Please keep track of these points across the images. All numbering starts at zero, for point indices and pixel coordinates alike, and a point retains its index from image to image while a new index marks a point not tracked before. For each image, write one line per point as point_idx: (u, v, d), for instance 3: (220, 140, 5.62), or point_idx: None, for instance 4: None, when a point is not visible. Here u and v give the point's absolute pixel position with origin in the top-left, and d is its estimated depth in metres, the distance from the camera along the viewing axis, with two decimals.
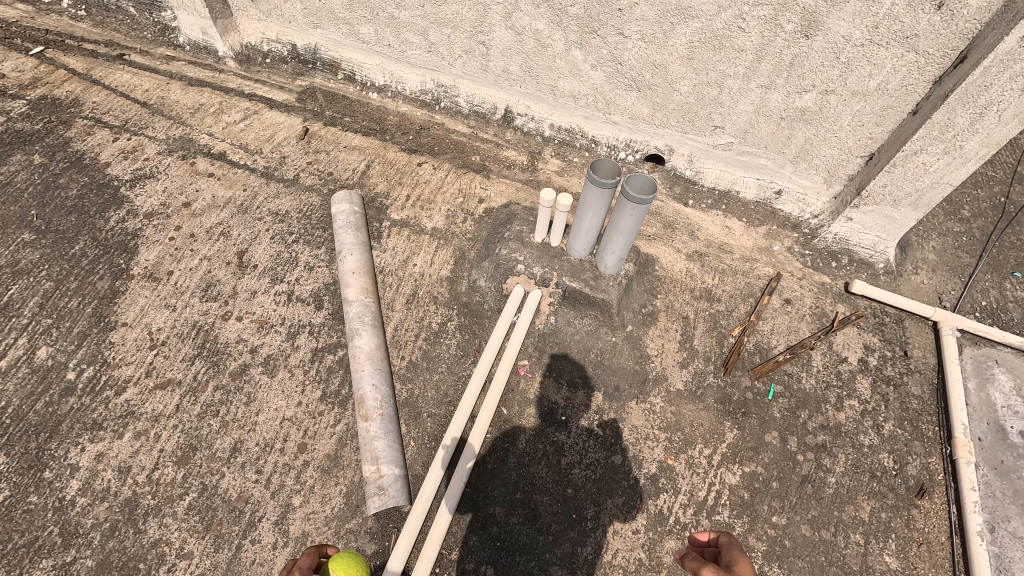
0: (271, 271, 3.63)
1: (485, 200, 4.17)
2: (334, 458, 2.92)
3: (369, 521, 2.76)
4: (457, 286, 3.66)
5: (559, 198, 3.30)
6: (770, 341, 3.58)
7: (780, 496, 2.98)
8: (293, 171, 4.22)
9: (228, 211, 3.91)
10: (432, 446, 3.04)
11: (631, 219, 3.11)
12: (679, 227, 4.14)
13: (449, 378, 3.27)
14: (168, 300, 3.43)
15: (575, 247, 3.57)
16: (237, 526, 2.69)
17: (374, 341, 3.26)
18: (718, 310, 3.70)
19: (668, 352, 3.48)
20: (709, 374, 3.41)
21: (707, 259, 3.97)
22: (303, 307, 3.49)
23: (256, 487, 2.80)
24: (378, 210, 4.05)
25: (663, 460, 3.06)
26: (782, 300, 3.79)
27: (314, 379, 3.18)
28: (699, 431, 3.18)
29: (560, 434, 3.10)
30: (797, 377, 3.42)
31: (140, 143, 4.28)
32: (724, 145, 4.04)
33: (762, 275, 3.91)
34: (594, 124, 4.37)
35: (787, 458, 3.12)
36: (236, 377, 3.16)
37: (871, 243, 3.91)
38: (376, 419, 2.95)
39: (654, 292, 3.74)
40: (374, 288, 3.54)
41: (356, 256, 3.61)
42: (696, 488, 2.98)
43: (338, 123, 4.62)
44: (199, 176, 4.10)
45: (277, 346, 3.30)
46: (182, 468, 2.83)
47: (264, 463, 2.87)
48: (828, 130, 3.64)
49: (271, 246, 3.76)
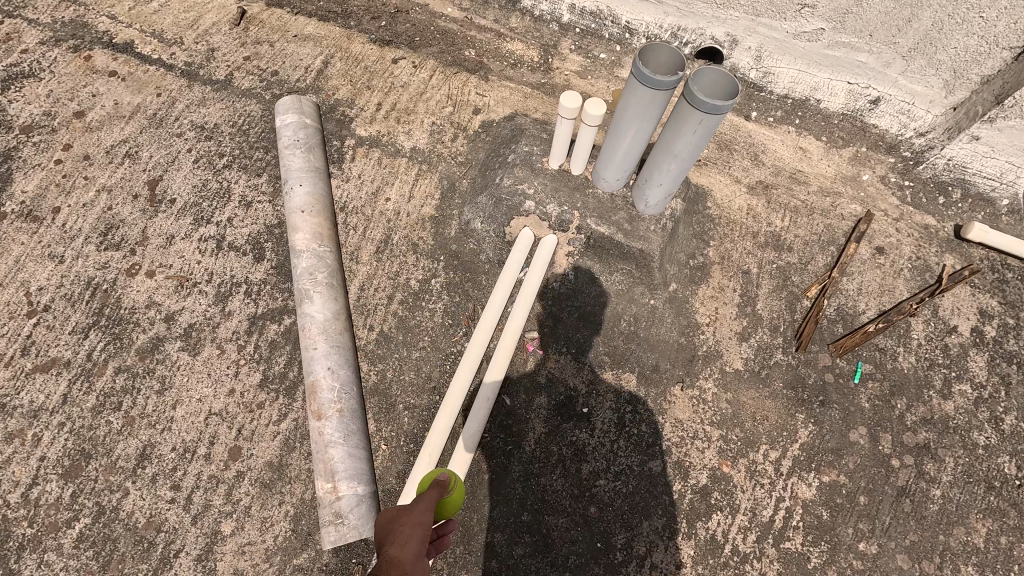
0: (193, 208, 2.70)
1: (482, 110, 3.13)
2: (278, 468, 2.18)
3: (325, 555, 2.07)
4: (444, 230, 2.75)
5: (587, 105, 2.29)
6: (857, 305, 2.71)
7: (870, 516, 2.27)
8: (224, 69, 3.13)
9: (135, 124, 2.90)
10: (411, 449, 2.29)
11: (694, 138, 2.11)
12: (739, 148, 3.13)
13: (432, 357, 2.45)
14: (52, 249, 2.54)
15: (605, 178, 2.60)
16: (146, 564, 2.00)
17: (331, 308, 2.42)
18: (790, 262, 2.80)
19: (724, 319, 2.63)
20: (777, 350, 2.58)
21: (775, 193, 3.00)
22: (236, 258, 2.59)
23: (172, 510, 2.09)
24: (339, 123, 3.03)
25: (716, 467, 2.32)
26: (872, 249, 2.87)
27: (251, 358, 2.38)
28: (762, 427, 2.41)
29: (580, 432, 2.34)
30: (892, 355, 2.60)
31: (17, 28, 3.16)
32: (810, 35, 2.93)
33: (847, 215, 2.96)
34: (630, 5, 3.22)
35: (878, 463, 2.37)
36: (146, 356, 2.35)
37: (997, 172, 2.92)
38: (332, 418, 2.18)
39: (706, 238, 2.82)
40: (332, 232, 2.64)
41: (307, 189, 2.67)
42: (759, 506, 2.26)
43: (285, 3, 3.44)
44: (96, 75, 3.04)
45: (202, 313, 2.45)
46: (70, 483, 2.09)
47: (183, 476, 2.14)
48: (972, 7, 2.53)
49: (193, 173, 2.79)
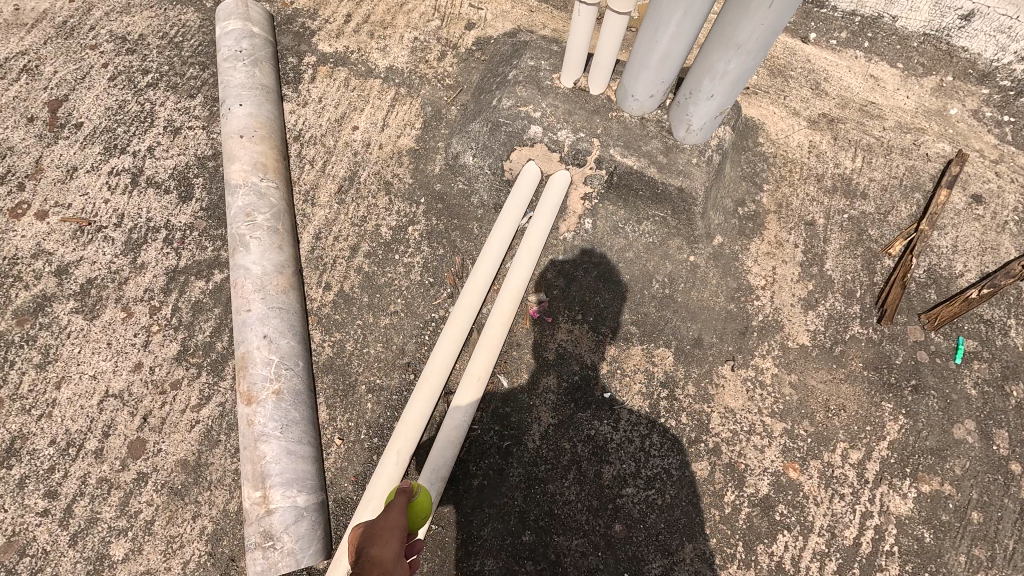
0: (105, 135, 2.11)
1: (477, 24, 2.52)
2: (194, 469, 1.61)
3: None
4: (426, 166, 2.16)
5: None
6: (954, 265, 2.12)
7: (986, 539, 1.70)
8: None
9: (39, 33, 2.30)
10: (376, 445, 1.72)
11: (769, 15, 1.52)
12: (795, 74, 2.52)
13: (407, 325, 1.88)
14: None
15: (633, 96, 1.99)
16: None
17: (274, 258, 1.84)
18: (865, 211, 2.20)
19: (784, 281, 2.04)
20: (853, 321, 1.99)
21: (842, 128, 2.39)
22: (157, 196, 2.01)
23: (44, 526, 1.53)
24: (297, 37, 2.42)
25: (780, 472, 1.75)
26: (967, 198, 2.27)
27: (167, 324, 1.80)
28: (838, 419, 1.84)
29: (600, 424, 1.76)
30: (1001, 328, 2.01)
31: None
32: None
33: (934, 156, 2.36)
34: None
35: (993, 469, 1.79)
36: (27, 320, 1.78)
37: None
38: (266, 402, 1.61)
39: (759, 180, 2.22)
40: (281, 165, 2.05)
41: (249, 109, 2.08)
42: (839, 524, 1.69)
43: None
44: None
45: (106, 266, 1.88)
46: None
47: (63, 479, 1.58)
48: None
49: (108, 93, 2.20)
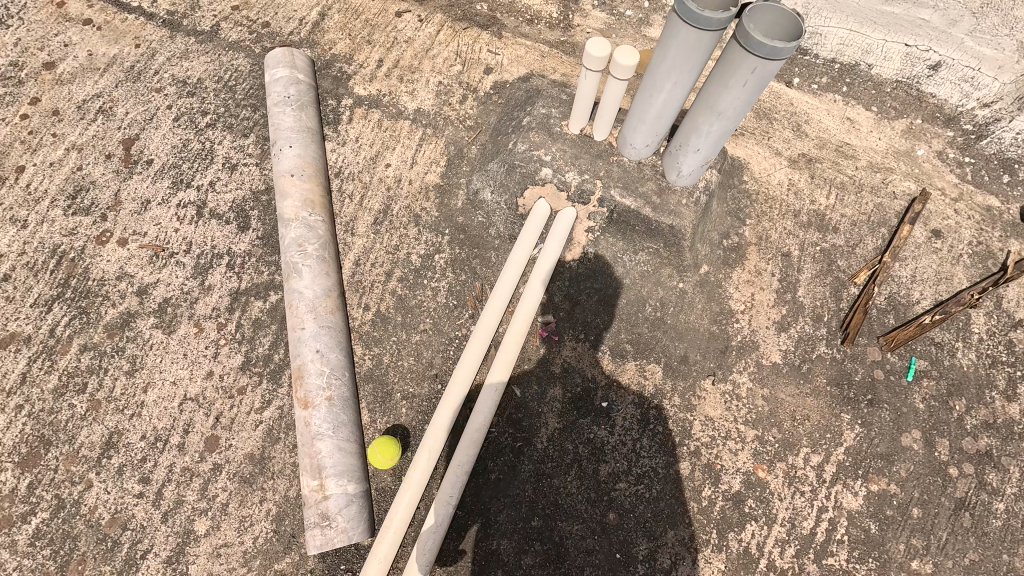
0: (172, 171, 2.43)
1: (494, 69, 2.82)
2: (259, 461, 1.94)
3: (310, 560, 1.84)
4: (450, 201, 2.47)
5: (618, 53, 1.97)
6: (911, 294, 2.42)
7: (923, 531, 2.01)
8: (210, 19, 2.83)
9: (111, 77, 2.62)
10: (409, 444, 2.04)
11: (743, 92, 1.81)
12: (779, 117, 2.81)
13: (434, 341, 2.19)
14: (15, 212, 2.29)
15: (631, 143, 2.29)
16: (110, 566, 1.78)
17: (322, 283, 2.16)
18: (835, 244, 2.50)
19: (760, 306, 2.34)
20: (819, 342, 2.30)
21: (819, 167, 2.69)
22: (219, 226, 2.33)
23: (140, 506, 1.86)
24: (335, 80, 2.73)
25: (750, 472, 2.06)
26: (928, 232, 2.56)
27: (232, 338, 2.12)
28: (803, 427, 2.15)
29: (598, 429, 2.08)
30: (949, 350, 2.31)
31: None
32: None
33: (900, 194, 2.65)
34: None
35: (933, 472, 2.10)
36: (115, 333, 2.10)
37: None
38: (320, 407, 1.93)
39: (742, 215, 2.53)
40: (325, 200, 2.36)
41: (297, 151, 2.39)
42: (799, 516, 2.00)
43: None
44: (68, 23, 2.75)
45: (179, 287, 2.20)
46: (28, 473, 1.88)
47: (153, 468, 1.91)
48: None
49: (173, 132, 2.51)
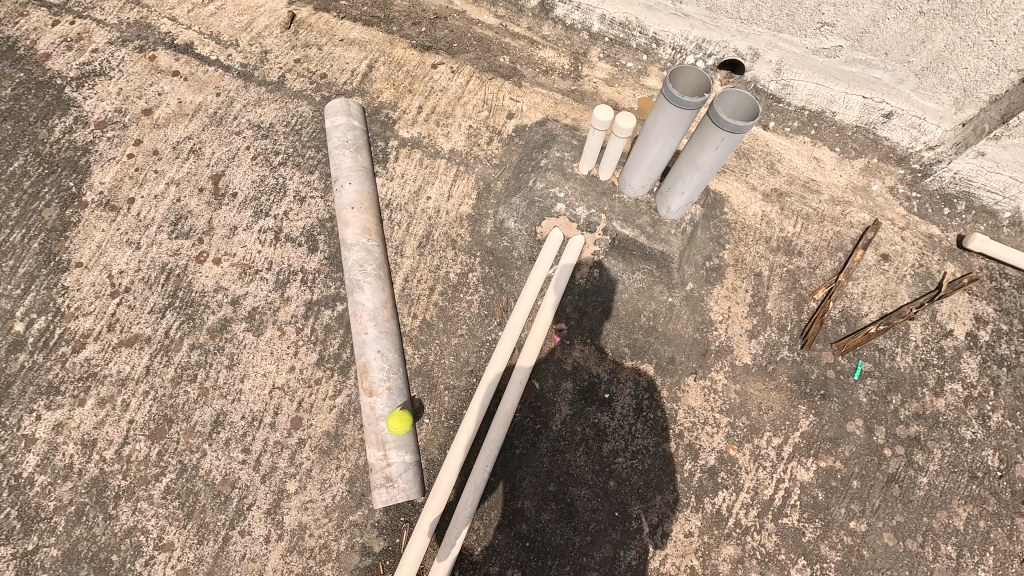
0: (253, 202, 2.96)
1: (516, 115, 3.35)
2: (334, 437, 2.46)
3: (377, 513, 2.36)
4: (480, 228, 2.99)
5: (618, 118, 2.51)
6: (861, 308, 2.93)
7: (860, 498, 2.52)
8: (277, 71, 3.36)
9: (198, 122, 3.15)
10: (450, 425, 2.56)
11: (716, 153, 2.34)
12: (756, 156, 3.33)
13: (469, 343, 2.72)
14: (129, 236, 2.82)
15: (630, 184, 2.81)
16: (223, 515, 2.31)
17: (380, 296, 2.68)
18: (800, 266, 3.02)
19: (735, 317, 2.86)
20: (783, 347, 2.81)
21: (788, 200, 3.20)
22: (293, 248, 2.86)
23: (243, 470, 2.39)
24: (383, 124, 3.26)
25: (723, 450, 2.57)
26: (878, 256, 3.07)
27: (308, 340, 2.65)
28: (767, 415, 2.66)
29: (602, 415, 2.60)
30: (890, 354, 2.82)
31: (87, 28, 3.41)
32: (828, 51, 3.10)
33: (856, 223, 3.16)
34: (658, 17, 3.40)
35: (871, 452, 2.61)
36: (216, 335, 2.63)
37: (1001, 186, 3.08)
38: (382, 395, 2.45)
39: (722, 241, 3.04)
40: (379, 227, 2.88)
41: (356, 186, 2.91)
42: (762, 485, 2.51)
43: (332, 9, 3.66)
44: (160, 75, 3.29)
45: (264, 298, 2.73)
46: (156, 444, 2.40)
47: (252, 441, 2.44)
48: (983, 31, 2.69)
49: (252, 169, 3.04)
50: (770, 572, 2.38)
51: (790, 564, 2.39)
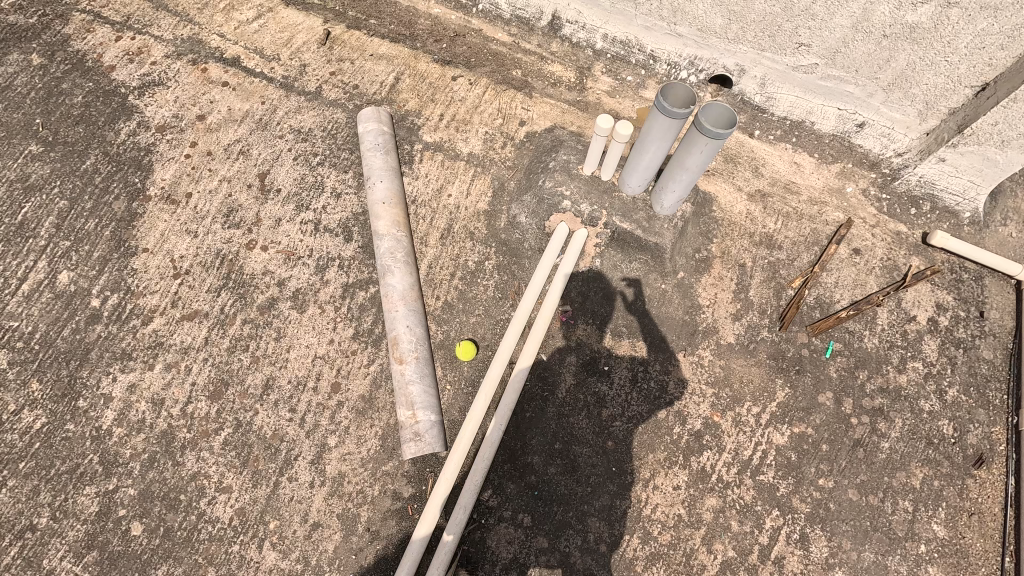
0: (295, 197, 3.35)
1: (527, 122, 3.74)
2: (369, 399, 2.83)
3: (406, 464, 2.72)
4: (495, 221, 3.37)
5: (618, 126, 2.89)
6: (833, 295, 3.29)
7: (829, 459, 2.87)
8: (314, 82, 3.78)
9: (246, 127, 3.56)
10: (469, 391, 2.92)
11: (700, 156, 2.72)
12: (742, 161, 3.71)
13: (486, 322, 3.09)
14: (188, 226, 3.22)
15: (628, 184, 3.19)
16: (274, 463, 2.67)
17: (408, 279, 3.05)
18: (780, 258, 3.39)
19: (721, 302, 3.22)
20: (763, 329, 3.17)
21: (770, 200, 3.57)
22: (331, 238, 3.24)
23: (290, 426, 2.75)
24: (409, 130, 3.66)
25: (708, 417, 2.93)
26: (850, 250, 3.44)
27: (345, 317, 3.02)
28: (748, 387, 3.01)
29: (602, 384, 2.96)
30: (859, 336, 3.18)
31: (146, 43, 3.83)
32: (806, 67, 3.48)
33: (831, 221, 3.53)
34: (655, 36, 3.79)
35: (839, 420, 2.96)
36: (265, 311, 3.01)
37: (960, 189, 3.46)
38: (411, 363, 2.82)
39: (710, 235, 3.41)
40: (406, 220, 3.26)
41: (386, 184, 3.30)
42: (741, 447, 2.87)
43: (362, 27, 4.08)
44: (212, 85, 3.70)
45: (306, 280, 3.11)
46: (215, 403, 2.78)
47: (297, 402, 2.81)
48: (938, 53, 3.06)
49: (293, 168, 3.44)
50: (747, 520, 2.73)
51: (765, 514, 2.74)
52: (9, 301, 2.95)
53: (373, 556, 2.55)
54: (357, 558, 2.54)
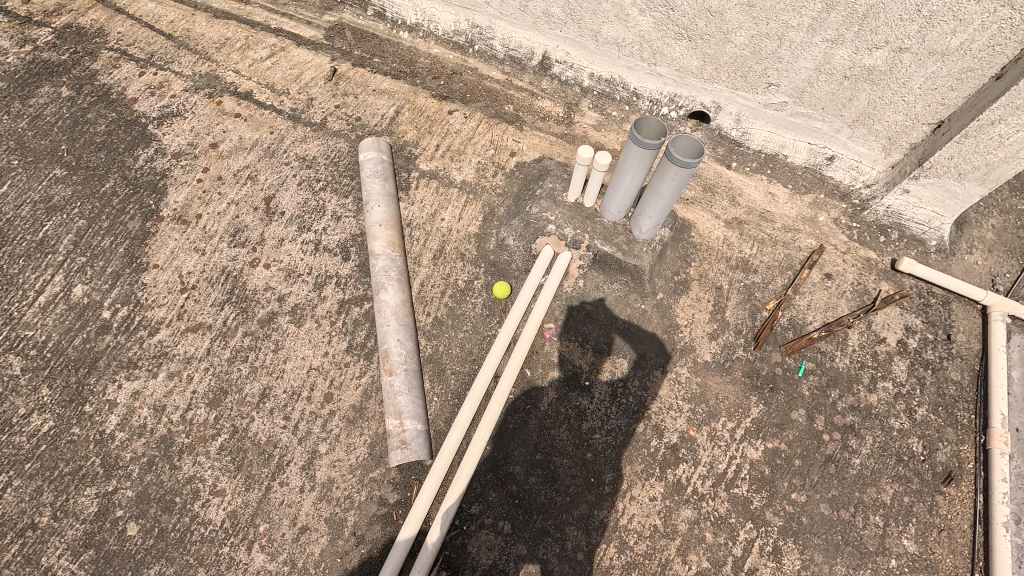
0: (298, 219, 3.58)
1: (517, 153, 4.00)
2: (359, 409, 2.97)
3: (392, 472, 2.84)
4: (485, 243, 3.58)
5: (597, 156, 3.11)
6: (806, 317, 3.45)
7: (801, 474, 2.97)
8: (320, 114, 4.07)
9: (255, 154, 3.83)
10: (455, 403, 3.07)
11: (672, 184, 2.94)
12: (720, 191, 3.93)
13: (473, 337, 3.25)
14: (196, 244, 3.44)
15: (610, 209, 3.41)
16: (267, 468, 2.80)
17: (400, 296, 3.23)
18: (755, 281, 3.56)
19: (699, 322, 3.39)
20: (738, 348, 3.32)
21: (746, 227, 3.78)
22: (330, 257, 3.45)
23: (284, 433, 2.89)
24: (407, 159, 3.91)
25: (685, 431, 3.05)
26: (822, 275, 3.62)
27: (340, 331, 3.20)
28: (723, 404, 3.14)
29: (582, 399, 3.10)
30: (830, 356, 3.32)
31: (167, 78, 4.16)
32: (777, 105, 3.74)
33: (803, 247, 3.72)
34: (637, 76, 4.09)
35: (812, 437, 3.08)
36: (265, 324, 3.19)
37: (926, 219, 3.66)
38: (400, 374, 2.97)
39: (688, 259, 3.60)
40: (401, 241, 3.47)
41: (383, 208, 3.52)
42: (716, 461, 2.98)
43: (367, 65, 4.41)
44: (225, 116, 4.00)
45: (304, 296, 3.30)
46: (214, 410, 2.93)
47: (291, 410, 2.95)
48: (895, 92, 3.30)
49: (297, 193, 3.68)
50: (721, 532, 2.81)
51: (739, 527, 2.83)
52: (26, 312, 3.15)
53: (357, 560, 2.64)
54: (342, 561, 2.64)
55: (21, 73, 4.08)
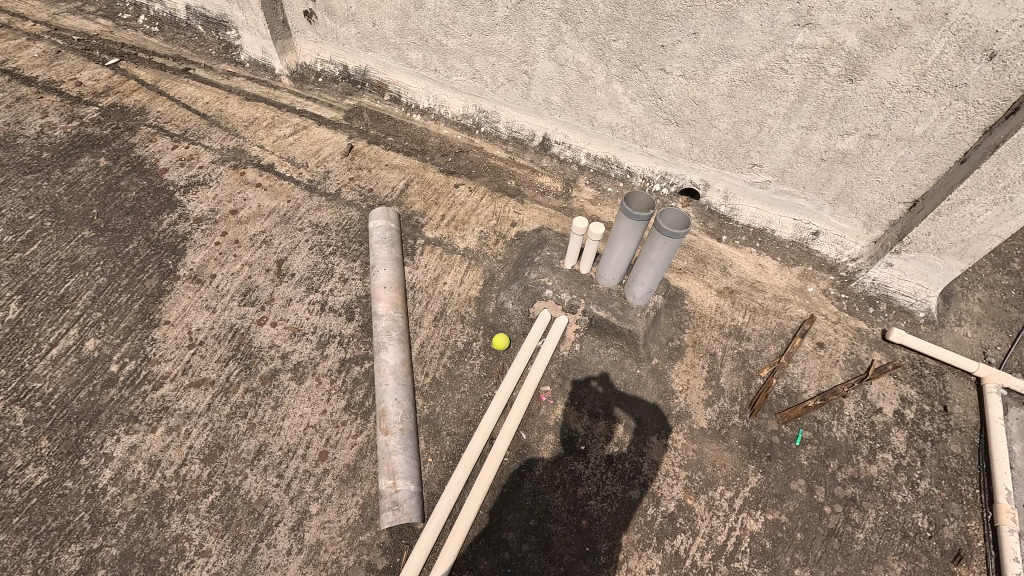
0: (307, 280, 3.75)
1: (517, 224, 4.23)
2: (353, 468, 2.97)
3: (382, 535, 2.78)
4: (485, 307, 3.71)
5: (591, 227, 3.30)
6: (801, 385, 3.48)
7: (804, 548, 2.88)
8: (335, 186, 4.38)
9: (271, 221, 4.07)
10: (450, 464, 3.05)
11: (663, 252, 3.09)
12: (711, 262, 4.10)
13: (470, 399, 3.29)
14: (208, 302, 3.59)
15: (605, 275, 3.57)
16: (256, 528, 2.76)
17: (400, 356, 3.31)
18: (748, 349, 3.63)
19: (693, 388, 3.42)
20: (734, 415, 3.33)
21: (738, 296, 3.91)
22: (335, 316, 3.58)
23: (276, 492, 2.87)
24: (413, 227, 4.15)
25: (682, 499, 3.00)
26: (814, 343, 3.69)
27: (340, 389, 3.26)
28: (721, 471, 3.11)
29: (578, 463, 3.08)
30: (827, 426, 3.31)
31: (197, 151, 4.53)
32: (761, 183, 4.01)
33: (795, 316, 3.83)
34: (630, 156, 4.41)
35: (813, 509, 3.01)
36: (266, 381, 3.26)
37: (912, 291, 3.79)
38: (396, 434, 2.98)
39: (682, 326, 3.70)
40: (404, 303, 3.60)
41: (389, 271, 3.69)
42: (715, 532, 2.90)
43: (381, 143, 4.80)
44: (247, 185, 4.30)
45: (307, 354, 3.39)
46: (208, 466, 2.93)
47: (286, 468, 2.95)
48: (870, 174, 3.55)
49: (308, 256, 3.88)
50: None
51: None
52: (37, 364, 3.24)
53: None
54: None
55: (65, 146, 4.46)
